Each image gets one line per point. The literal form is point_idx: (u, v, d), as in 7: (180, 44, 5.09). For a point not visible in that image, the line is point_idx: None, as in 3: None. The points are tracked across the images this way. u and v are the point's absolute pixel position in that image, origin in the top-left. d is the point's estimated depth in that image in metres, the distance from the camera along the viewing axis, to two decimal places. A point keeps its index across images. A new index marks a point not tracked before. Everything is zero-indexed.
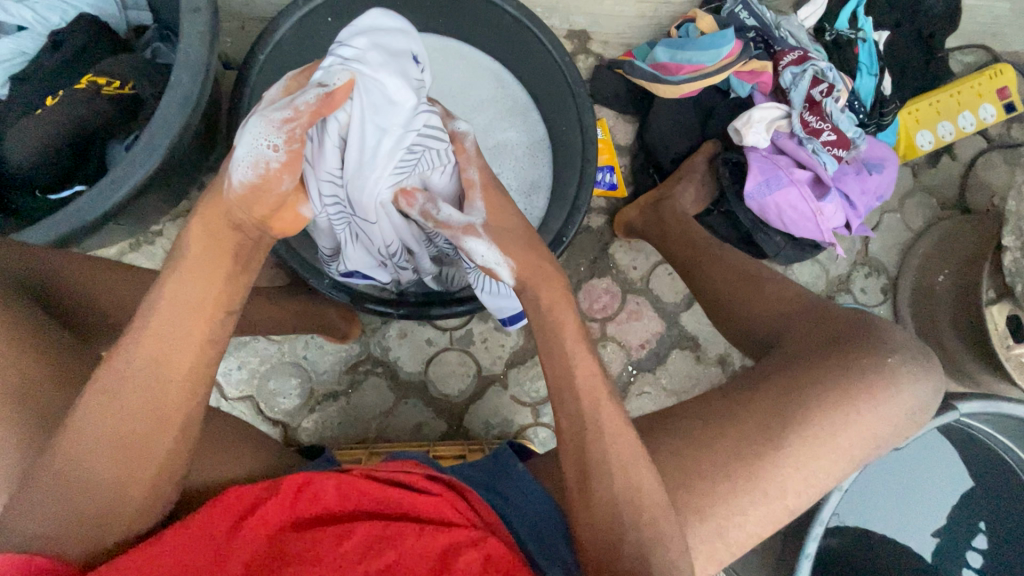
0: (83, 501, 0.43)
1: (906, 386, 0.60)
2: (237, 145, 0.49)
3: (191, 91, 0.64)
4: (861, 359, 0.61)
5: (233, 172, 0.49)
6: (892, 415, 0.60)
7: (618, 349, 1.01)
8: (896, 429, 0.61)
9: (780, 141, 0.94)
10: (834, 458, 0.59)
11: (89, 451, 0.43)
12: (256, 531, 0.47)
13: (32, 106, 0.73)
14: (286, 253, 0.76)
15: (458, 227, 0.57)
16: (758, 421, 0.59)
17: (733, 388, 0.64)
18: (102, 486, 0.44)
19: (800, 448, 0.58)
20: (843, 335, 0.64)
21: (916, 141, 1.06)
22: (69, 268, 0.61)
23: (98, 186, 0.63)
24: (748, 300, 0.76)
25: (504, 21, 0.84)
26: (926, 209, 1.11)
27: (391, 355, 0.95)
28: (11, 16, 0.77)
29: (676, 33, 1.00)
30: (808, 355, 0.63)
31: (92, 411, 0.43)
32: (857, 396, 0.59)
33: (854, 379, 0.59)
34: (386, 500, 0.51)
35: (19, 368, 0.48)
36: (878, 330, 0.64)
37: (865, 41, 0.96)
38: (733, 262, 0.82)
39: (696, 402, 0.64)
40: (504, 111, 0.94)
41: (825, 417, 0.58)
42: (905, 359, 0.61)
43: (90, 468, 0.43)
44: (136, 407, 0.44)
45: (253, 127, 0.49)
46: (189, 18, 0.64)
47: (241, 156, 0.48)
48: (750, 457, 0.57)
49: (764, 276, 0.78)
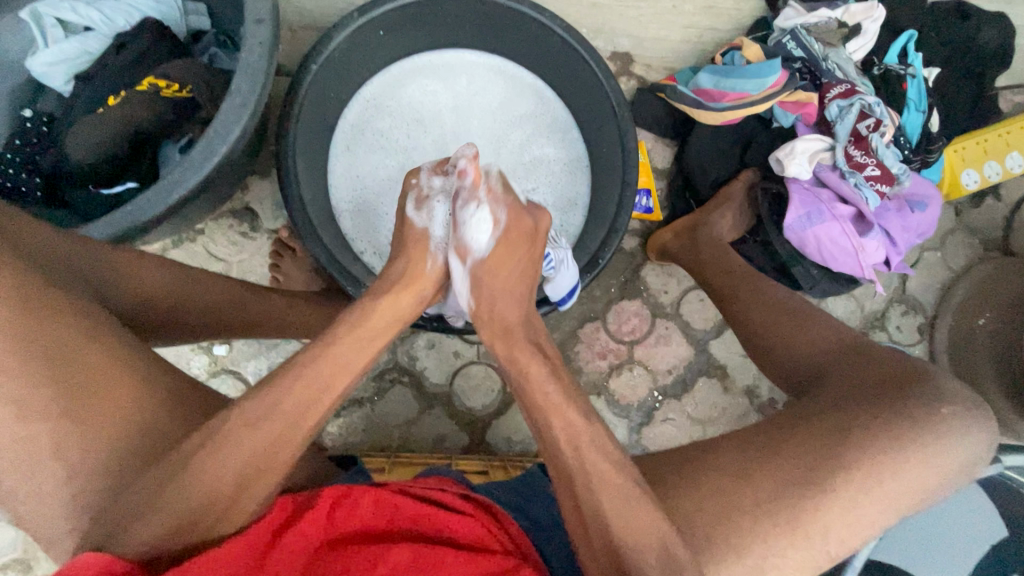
0: (191, 513, 0.42)
1: (957, 439, 0.59)
2: (430, 224, 0.65)
3: (249, 98, 0.64)
4: (913, 409, 0.59)
5: (437, 253, 0.65)
6: (942, 468, 0.58)
7: (644, 373, 1.00)
8: (944, 481, 0.59)
9: (821, 173, 0.92)
10: (878, 507, 0.57)
11: (229, 469, 0.44)
12: (295, 546, 0.45)
13: (95, 104, 0.76)
14: (326, 259, 0.76)
15: (456, 240, 0.64)
16: (800, 464, 0.58)
17: (771, 425, 0.63)
18: (208, 501, 0.43)
19: (844, 494, 0.56)
20: (891, 380, 0.62)
21: (961, 179, 1.03)
22: (126, 267, 0.59)
23: (156, 188, 0.63)
24: (790, 337, 0.74)
25: (552, 43, 0.83)
26: (968, 249, 1.09)
27: (418, 364, 0.95)
28: (81, 18, 0.81)
29: (720, 59, 0.99)
30: (854, 398, 0.62)
31: (246, 437, 0.45)
32: (906, 444, 0.58)
33: (903, 428, 0.58)
34: (420, 519, 0.50)
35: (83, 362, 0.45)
36: (931, 379, 0.62)
37: (915, 77, 0.95)
38: (776, 295, 0.80)
39: (731, 438, 0.63)
40: (542, 127, 0.95)
41: (870, 466, 0.57)
42: (957, 411, 0.60)
43: (208, 476, 0.43)
44: (264, 436, 0.46)
45: (441, 205, 0.66)
46: (251, 28, 0.64)
47: (440, 234, 0.65)
48: (790, 499, 0.56)
49: (807, 313, 0.76)
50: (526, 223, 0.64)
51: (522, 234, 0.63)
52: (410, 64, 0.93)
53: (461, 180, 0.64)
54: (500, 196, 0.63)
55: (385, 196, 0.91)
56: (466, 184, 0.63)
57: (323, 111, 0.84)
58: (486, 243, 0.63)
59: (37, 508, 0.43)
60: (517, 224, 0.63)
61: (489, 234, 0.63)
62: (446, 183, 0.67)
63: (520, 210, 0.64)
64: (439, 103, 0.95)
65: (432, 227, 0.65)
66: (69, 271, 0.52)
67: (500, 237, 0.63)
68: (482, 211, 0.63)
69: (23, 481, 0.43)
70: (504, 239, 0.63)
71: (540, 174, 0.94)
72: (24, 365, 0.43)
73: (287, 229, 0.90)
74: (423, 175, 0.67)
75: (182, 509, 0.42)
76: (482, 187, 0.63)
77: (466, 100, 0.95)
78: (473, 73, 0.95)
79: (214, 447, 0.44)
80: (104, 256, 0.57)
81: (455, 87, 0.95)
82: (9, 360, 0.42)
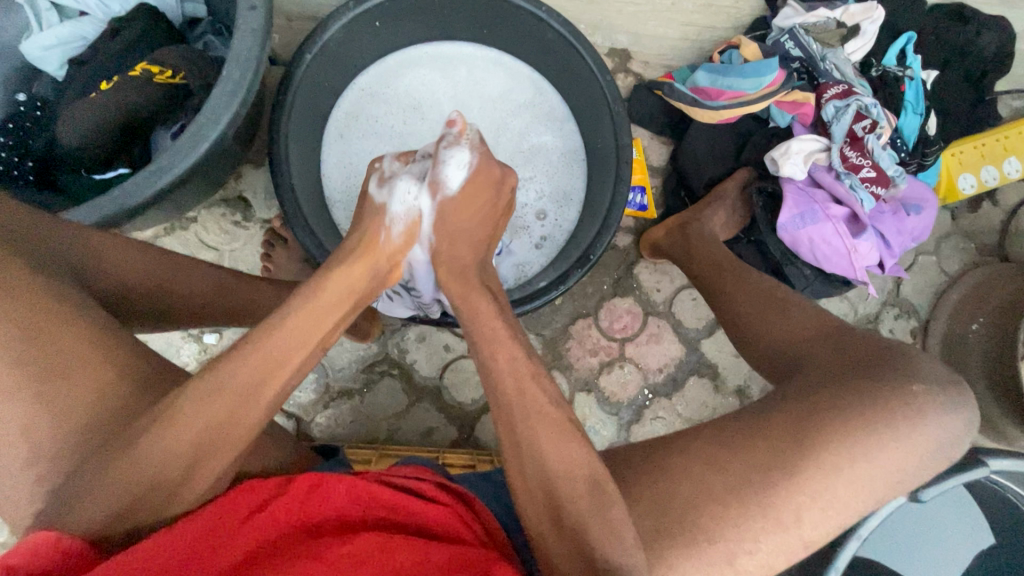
0: (141, 495, 0.40)
1: (930, 417, 0.58)
2: (388, 200, 0.65)
3: (239, 84, 0.64)
4: (885, 388, 0.59)
5: (393, 223, 0.64)
6: (916, 447, 0.57)
7: (635, 371, 1.00)
8: (921, 462, 0.58)
9: (816, 174, 0.92)
10: (852, 489, 0.56)
11: (180, 448, 0.42)
12: (264, 528, 0.44)
13: (87, 89, 0.76)
14: (316, 248, 0.76)
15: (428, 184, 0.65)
16: (771, 446, 0.57)
17: (746, 411, 0.63)
18: (164, 485, 0.41)
19: (816, 477, 0.56)
20: (865, 361, 0.62)
21: (958, 184, 1.03)
22: (104, 246, 0.58)
23: (144, 172, 0.63)
24: (770, 325, 0.74)
25: (547, 37, 0.83)
26: (963, 254, 1.08)
27: (407, 357, 0.95)
28: (77, 3, 0.81)
29: (718, 57, 0.99)
30: (828, 381, 0.61)
31: (200, 416, 0.43)
32: (877, 422, 0.57)
33: (875, 407, 0.58)
34: (396, 507, 0.49)
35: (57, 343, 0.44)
36: (904, 359, 0.62)
37: (913, 79, 0.95)
38: (760, 284, 0.80)
39: (707, 424, 0.62)
40: (540, 120, 0.95)
41: (842, 446, 0.56)
42: (930, 389, 0.59)
43: (158, 457, 0.41)
44: (219, 417, 0.43)
45: (403, 184, 0.65)
46: (244, 15, 0.64)
47: (398, 210, 0.65)
48: (762, 482, 0.55)
49: (788, 300, 0.76)
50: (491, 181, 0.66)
51: (489, 180, 0.66)
52: (407, 56, 0.93)
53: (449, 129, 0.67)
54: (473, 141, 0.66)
55: None
56: (452, 133, 0.66)
57: (317, 101, 0.84)
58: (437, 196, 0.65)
59: (3, 491, 0.42)
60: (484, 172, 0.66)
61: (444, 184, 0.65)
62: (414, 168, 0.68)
63: (491, 159, 0.66)
64: (437, 93, 0.94)
65: (389, 203, 0.65)
66: (44, 248, 0.51)
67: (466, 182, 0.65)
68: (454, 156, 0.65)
69: None
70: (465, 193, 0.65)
71: (538, 163, 0.94)
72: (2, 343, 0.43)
73: (279, 219, 0.90)
74: (388, 161, 0.69)
75: (136, 490, 0.40)
76: (466, 137, 0.66)
77: (465, 92, 0.95)
78: (473, 63, 0.95)
79: (170, 427, 0.42)
80: (85, 237, 0.56)
81: (454, 77, 0.95)
82: None
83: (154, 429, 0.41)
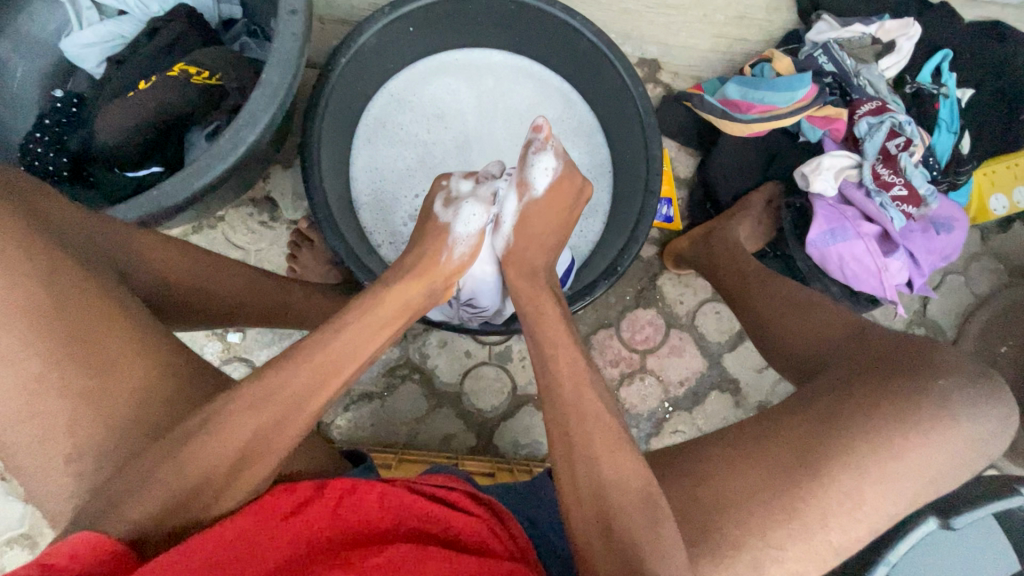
0: (184, 495, 0.42)
1: (962, 413, 0.55)
2: (454, 221, 0.66)
3: (279, 88, 0.64)
4: (911, 383, 0.56)
5: (456, 246, 0.65)
6: (947, 446, 0.55)
7: (656, 384, 0.99)
8: (955, 461, 0.55)
9: (847, 190, 0.91)
10: (884, 493, 0.54)
11: (224, 449, 0.43)
12: (296, 535, 0.44)
13: (126, 88, 0.76)
14: (344, 252, 0.75)
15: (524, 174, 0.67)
16: (795, 449, 0.55)
17: (767, 414, 0.60)
18: (207, 485, 0.42)
19: (846, 480, 0.53)
20: (891, 357, 0.60)
21: (989, 204, 1.01)
22: (143, 243, 0.58)
23: (183, 173, 0.63)
24: (791, 326, 0.71)
25: (581, 47, 0.83)
26: (992, 275, 1.07)
27: (429, 362, 0.95)
28: (117, 2, 0.82)
29: (749, 70, 0.98)
30: (851, 379, 0.59)
31: (243, 423, 0.44)
32: (907, 420, 0.55)
33: (901, 404, 0.55)
34: (428, 516, 0.49)
35: (101, 348, 0.44)
36: (936, 354, 0.59)
37: (947, 97, 0.94)
38: (780, 286, 0.78)
39: (727, 429, 0.60)
40: (567, 130, 0.95)
41: (871, 447, 0.54)
42: (957, 382, 0.56)
43: (204, 460, 0.42)
44: (258, 423, 0.45)
45: (469, 207, 0.67)
46: (285, 19, 0.65)
47: (463, 232, 0.66)
48: (788, 488, 0.53)
49: (809, 300, 0.73)
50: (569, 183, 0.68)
51: (573, 185, 0.68)
52: (437, 61, 0.93)
53: (535, 133, 0.67)
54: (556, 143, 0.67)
55: (404, 187, 0.92)
56: (539, 137, 0.67)
57: (348, 105, 0.84)
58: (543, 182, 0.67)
59: (46, 486, 0.43)
60: (571, 176, 0.68)
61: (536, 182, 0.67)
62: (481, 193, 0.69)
63: (569, 171, 0.67)
64: (464, 101, 0.95)
65: (454, 224, 0.66)
66: (86, 244, 0.51)
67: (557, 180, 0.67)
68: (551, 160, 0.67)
69: (38, 462, 0.42)
70: (560, 184, 0.67)
71: None
72: (46, 344, 0.43)
73: (306, 221, 0.90)
74: (456, 179, 0.70)
75: (179, 491, 0.41)
76: (553, 142, 0.66)
77: (492, 100, 0.95)
78: (501, 72, 0.95)
79: (214, 433, 0.43)
80: (128, 237, 0.57)
81: (482, 84, 0.95)
82: (35, 338, 0.43)
83: (201, 434, 0.43)
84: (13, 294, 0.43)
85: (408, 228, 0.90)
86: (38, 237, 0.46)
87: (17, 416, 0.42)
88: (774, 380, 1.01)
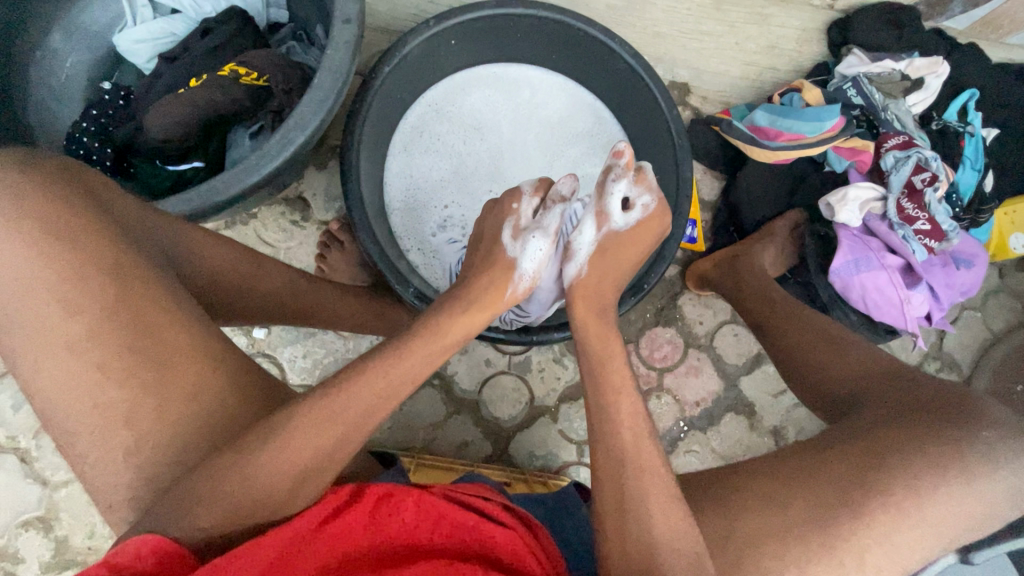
0: (239, 498, 0.43)
1: (1004, 465, 0.56)
2: (521, 257, 0.67)
3: (329, 93, 0.66)
4: (954, 432, 0.57)
5: (521, 280, 0.67)
6: (987, 496, 0.55)
7: (672, 403, 1.00)
8: (992, 512, 0.56)
9: (871, 223, 0.93)
10: (919, 536, 0.55)
11: (277, 454, 0.44)
12: (339, 539, 0.45)
13: (176, 85, 0.78)
14: (377, 255, 0.75)
15: (602, 207, 0.68)
16: (831, 484, 0.56)
17: (800, 450, 0.61)
18: (260, 487, 0.43)
19: (879, 519, 0.54)
20: (934, 402, 0.60)
21: (1009, 242, 1.01)
22: (199, 242, 0.60)
23: (233, 171, 0.65)
24: (827, 360, 0.72)
25: (618, 67, 0.85)
26: (1009, 312, 1.08)
27: (449, 368, 0.95)
28: (170, 1, 0.84)
29: (778, 99, 1.00)
30: (894, 421, 0.59)
31: (290, 426, 0.45)
32: (947, 466, 0.55)
33: (944, 451, 0.56)
34: (464, 526, 0.49)
35: (158, 339, 0.46)
36: (978, 405, 0.59)
37: (973, 136, 0.95)
38: (812, 320, 0.78)
39: (760, 461, 0.61)
40: (599, 146, 0.97)
41: (912, 491, 0.55)
42: (1001, 434, 0.57)
43: (260, 465, 0.43)
44: (308, 428, 0.45)
45: (535, 244, 0.67)
46: (339, 27, 0.67)
47: (529, 267, 0.67)
48: (824, 523, 0.54)
49: (844, 337, 0.74)
50: (657, 220, 0.69)
51: (655, 226, 0.69)
52: (474, 74, 0.95)
53: (616, 160, 0.67)
54: (651, 184, 0.68)
55: (435, 195, 0.93)
56: (619, 165, 0.67)
57: (388, 112, 0.86)
58: (627, 221, 0.68)
59: (97, 470, 0.44)
60: (659, 217, 0.69)
61: (625, 216, 0.68)
62: (548, 222, 0.68)
63: (665, 206, 0.69)
64: (499, 113, 0.97)
65: (521, 260, 0.67)
66: (150, 241, 0.53)
67: (642, 220, 0.68)
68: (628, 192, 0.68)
69: (95, 447, 0.44)
70: (643, 223, 0.68)
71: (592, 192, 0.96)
72: (107, 334, 0.45)
73: (338, 222, 0.91)
74: (526, 204, 0.69)
75: (237, 496, 0.43)
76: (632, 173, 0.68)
77: (526, 114, 0.97)
78: (536, 87, 0.97)
79: (269, 438, 0.45)
80: (184, 235, 0.58)
81: (517, 98, 0.97)
82: (99, 327, 0.45)
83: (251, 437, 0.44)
84: (84, 283, 0.45)
85: (436, 237, 0.92)
86: (109, 231, 0.48)
87: (79, 401, 0.44)
88: (789, 406, 1.01)
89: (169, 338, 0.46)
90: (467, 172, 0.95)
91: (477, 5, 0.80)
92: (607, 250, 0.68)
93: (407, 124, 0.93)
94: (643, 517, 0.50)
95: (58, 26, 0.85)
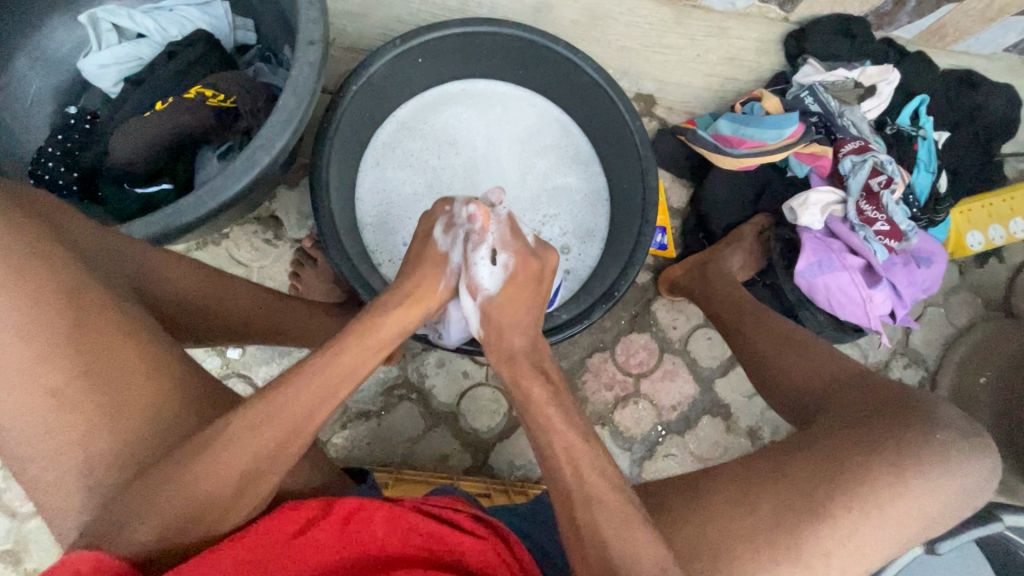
0: (185, 513, 0.43)
1: (958, 466, 0.58)
2: (450, 249, 0.68)
3: (293, 114, 0.67)
4: (910, 437, 0.59)
5: (449, 276, 0.68)
6: (941, 495, 0.58)
7: (649, 408, 1.01)
8: (947, 509, 0.58)
9: (832, 224, 0.96)
10: (881, 536, 0.56)
11: (227, 469, 0.44)
12: (306, 554, 0.45)
13: (143, 108, 0.79)
14: (348, 269, 0.76)
15: (470, 279, 0.68)
16: (795, 487, 0.57)
17: (766, 454, 0.62)
18: (207, 501, 0.43)
19: (843, 521, 0.55)
20: (890, 408, 0.62)
21: (966, 240, 1.06)
22: (161, 265, 0.60)
23: (196, 194, 0.65)
24: (792, 365, 0.74)
25: (583, 81, 0.87)
26: (970, 307, 1.11)
27: (426, 381, 0.95)
28: (136, 25, 0.85)
29: (740, 107, 1.03)
30: (853, 427, 0.61)
31: (245, 446, 0.45)
32: (904, 469, 0.57)
33: (901, 457, 0.57)
34: (433, 537, 0.50)
35: (117, 363, 0.46)
36: (928, 404, 0.62)
37: (925, 139, 0.99)
38: (777, 325, 0.80)
39: (729, 466, 0.62)
40: (566, 159, 0.99)
41: (872, 496, 0.56)
42: (954, 437, 0.59)
43: (210, 481, 0.43)
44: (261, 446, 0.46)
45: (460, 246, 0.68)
46: (303, 49, 0.68)
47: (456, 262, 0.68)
48: (790, 526, 0.55)
49: (808, 342, 0.76)
50: (534, 262, 0.68)
51: (528, 275, 0.68)
52: (444, 91, 0.97)
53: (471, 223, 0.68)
54: (509, 242, 0.68)
55: (408, 209, 0.94)
56: (474, 227, 0.68)
57: (357, 130, 0.87)
58: (495, 282, 0.67)
59: (56, 495, 0.44)
60: (525, 266, 0.68)
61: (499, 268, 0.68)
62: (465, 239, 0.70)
63: (527, 254, 0.68)
64: (471, 128, 0.98)
65: (451, 252, 0.68)
66: (110, 267, 0.53)
67: (509, 280, 0.68)
68: (487, 257, 0.68)
69: (52, 472, 0.44)
70: (513, 279, 0.68)
71: (563, 204, 0.98)
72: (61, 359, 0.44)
73: (310, 240, 0.91)
74: (456, 207, 0.69)
75: (184, 513, 0.43)
76: (490, 231, 0.68)
77: (496, 129, 0.99)
78: (506, 102, 0.99)
79: (219, 456, 0.44)
80: (143, 257, 0.58)
81: (488, 114, 0.99)
82: (54, 353, 0.44)
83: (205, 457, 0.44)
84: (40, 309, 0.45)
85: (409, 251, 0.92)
86: (65, 258, 0.47)
87: (35, 427, 0.44)
88: (763, 406, 1.03)
89: (128, 361, 0.46)
90: (440, 185, 0.96)
91: (443, 24, 0.81)
92: (494, 301, 0.67)
93: (378, 141, 0.94)
94: (611, 522, 0.51)
95: (22, 52, 0.85)
